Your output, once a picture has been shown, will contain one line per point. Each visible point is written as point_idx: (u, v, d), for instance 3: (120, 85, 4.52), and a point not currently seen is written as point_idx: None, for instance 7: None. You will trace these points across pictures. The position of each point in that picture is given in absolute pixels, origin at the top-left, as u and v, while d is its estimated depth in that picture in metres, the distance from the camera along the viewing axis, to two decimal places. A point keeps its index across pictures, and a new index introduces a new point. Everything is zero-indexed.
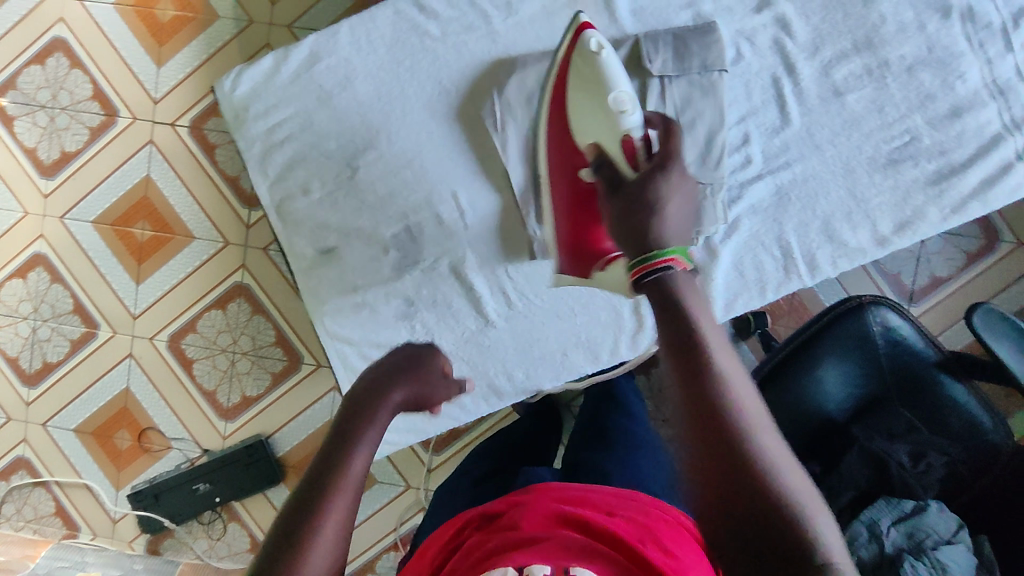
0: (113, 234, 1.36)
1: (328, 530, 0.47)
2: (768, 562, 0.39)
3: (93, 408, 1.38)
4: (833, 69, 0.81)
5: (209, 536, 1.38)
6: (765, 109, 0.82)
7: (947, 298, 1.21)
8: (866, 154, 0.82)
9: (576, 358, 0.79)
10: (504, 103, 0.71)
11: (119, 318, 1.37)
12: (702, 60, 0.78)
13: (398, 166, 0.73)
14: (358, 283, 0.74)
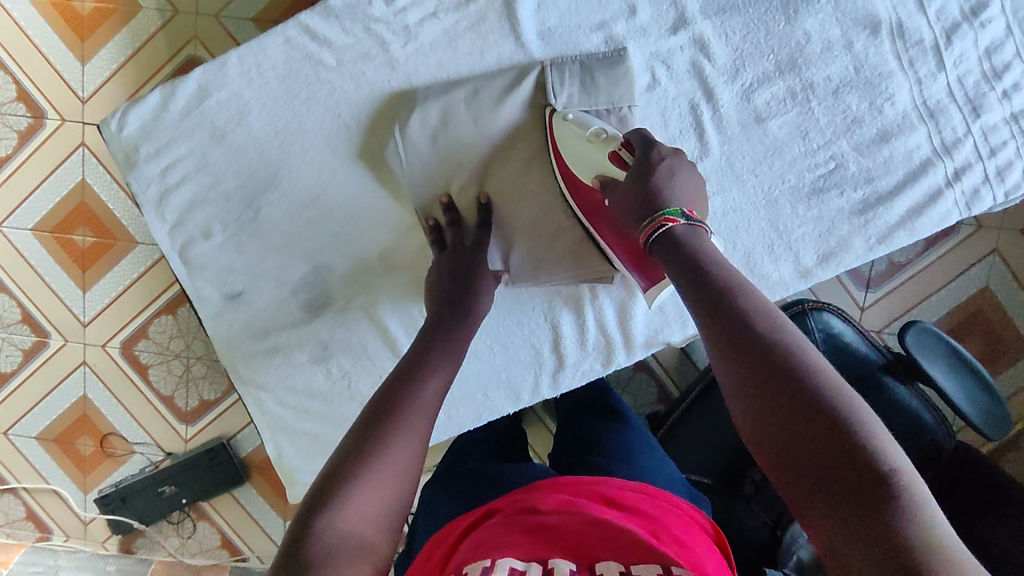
0: (54, 243, 1.27)
1: (382, 478, 0.48)
2: (826, 455, 0.43)
3: (52, 417, 1.37)
4: (754, 93, 0.77)
5: (179, 534, 1.41)
6: (683, 139, 0.77)
7: (902, 285, 1.18)
8: (788, 183, 0.79)
9: (497, 397, 0.80)
10: (405, 140, 0.70)
11: (69, 326, 1.32)
12: (609, 96, 0.72)
13: (302, 206, 0.72)
14: (268, 327, 0.74)
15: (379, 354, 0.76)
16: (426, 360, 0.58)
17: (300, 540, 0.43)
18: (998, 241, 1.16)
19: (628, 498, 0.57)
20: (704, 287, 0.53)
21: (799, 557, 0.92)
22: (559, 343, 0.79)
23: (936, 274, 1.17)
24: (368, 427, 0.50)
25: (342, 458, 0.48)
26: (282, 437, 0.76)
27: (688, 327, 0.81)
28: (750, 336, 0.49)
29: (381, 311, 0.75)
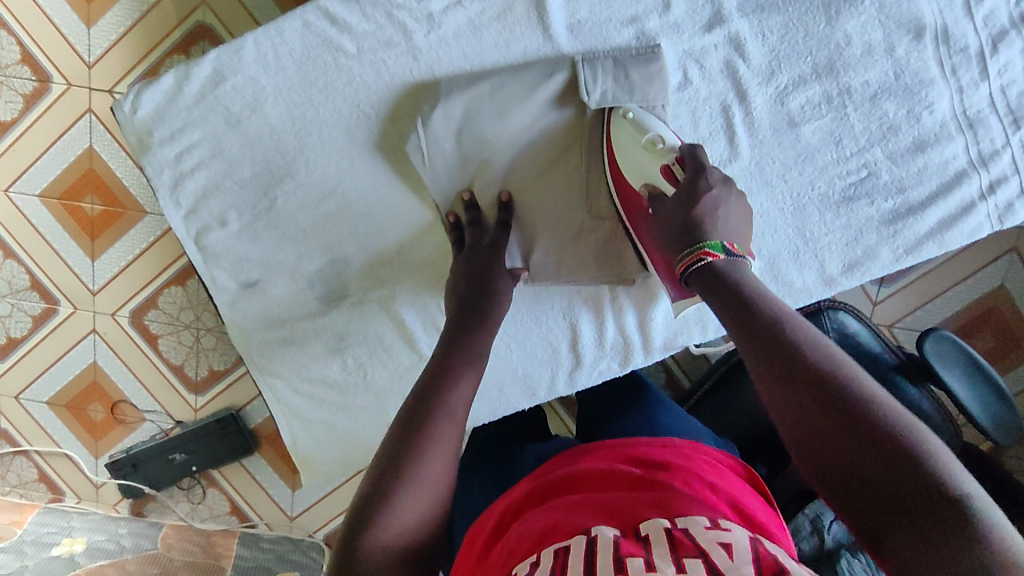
0: (62, 209, 1.24)
1: (421, 492, 0.48)
2: (889, 474, 0.43)
3: (63, 382, 1.38)
4: (788, 97, 0.75)
5: (190, 500, 1.44)
6: (712, 140, 0.76)
7: (918, 279, 1.17)
8: (818, 191, 0.78)
9: (512, 393, 0.84)
10: (428, 135, 0.69)
11: (78, 294, 1.31)
12: (641, 96, 0.70)
13: (319, 197, 0.72)
14: (284, 317, 0.77)
15: (395, 347, 0.79)
16: (451, 367, 0.58)
17: (353, 560, 0.45)
18: (1017, 239, 1.15)
19: (655, 455, 0.57)
20: (749, 315, 0.54)
21: (801, 549, 0.89)
22: (576, 342, 0.83)
23: (953, 270, 1.17)
24: (403, 443, 0.50)
25: (379, 474, 0.49)
26: (297, 423, 0.82)
27: (707, 328, 0.83)
28: (798, 358, 0.49)
29: (397, 304, 0.78)
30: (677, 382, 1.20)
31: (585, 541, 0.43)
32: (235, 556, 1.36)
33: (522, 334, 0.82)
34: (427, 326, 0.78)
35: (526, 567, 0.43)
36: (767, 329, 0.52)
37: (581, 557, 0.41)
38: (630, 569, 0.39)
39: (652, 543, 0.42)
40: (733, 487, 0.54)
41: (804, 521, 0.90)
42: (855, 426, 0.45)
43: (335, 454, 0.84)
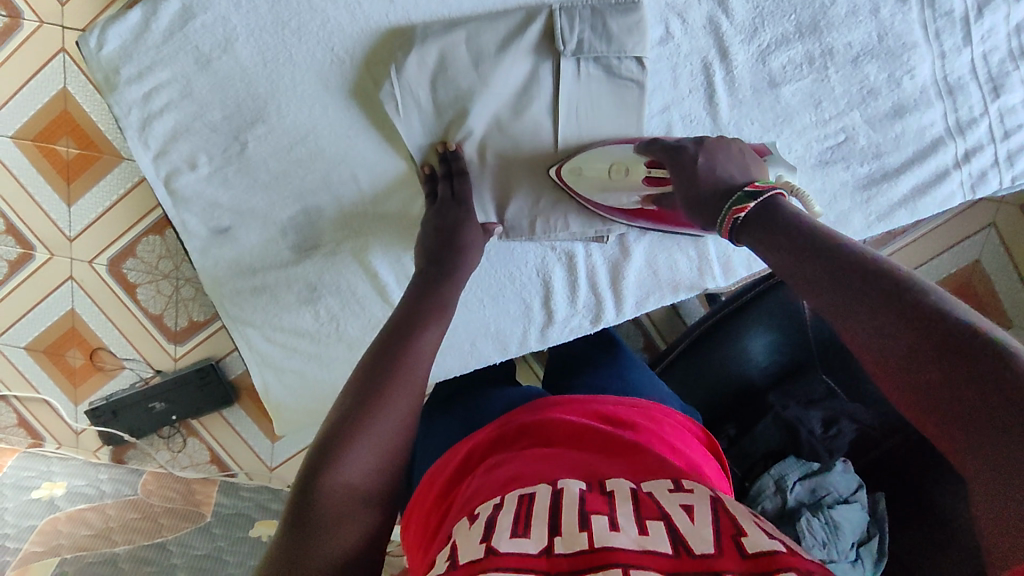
0: (36, 152, 1.21)
1: (379, 439, 0.49)
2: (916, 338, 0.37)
3: (41, 329, 1.37)
4: (771, 56, 0.74)
5: (169, 448, 1.45)
6: (691, 97, 0.75)
7: (895, 252, 1.18)
8: (795, 154, 0.78)
9: (484, 347, 0.85)
10: (402, 84, 0.68)
11: (54, 239, 1.29)
12: (618, 46, 0.69)
13: (291, 143, 0.70)
14: (256, 266, 0.76)
15: (368, 299, 0.80)
16: (419, 321, 0.58)
17: (306, 509, 0.45)
18: (995, 214, 1.18)
19: (620, 414, 0.59)
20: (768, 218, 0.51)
21: (763, 508, 0.91)
22: (549, 299, 0.84)
23: (933, 243, 1.19)
24: (366, 394, 0.50)
25: (339, 420, 0.49)
26: (270, 372, 0.82)
27: (679, 288, 0.85)
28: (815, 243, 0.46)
29: (371, 257, 0.78)
30: (655, 346, 1.22)
31: (549, 492, 0.44)
32: (215, 503, 1.38)
33: (496, 290, 0.83)
34: (400, 279, 0.79)
35: (489, 507, 0.44)
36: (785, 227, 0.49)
37: (548, 511, 0.42)
38: (594, 526, 0.40)
39: (617, 500, 0.44)
40: (695, 454, 0.57)
41: (767, 482, 0.92)
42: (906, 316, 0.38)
43: (308, 405, 0.86)
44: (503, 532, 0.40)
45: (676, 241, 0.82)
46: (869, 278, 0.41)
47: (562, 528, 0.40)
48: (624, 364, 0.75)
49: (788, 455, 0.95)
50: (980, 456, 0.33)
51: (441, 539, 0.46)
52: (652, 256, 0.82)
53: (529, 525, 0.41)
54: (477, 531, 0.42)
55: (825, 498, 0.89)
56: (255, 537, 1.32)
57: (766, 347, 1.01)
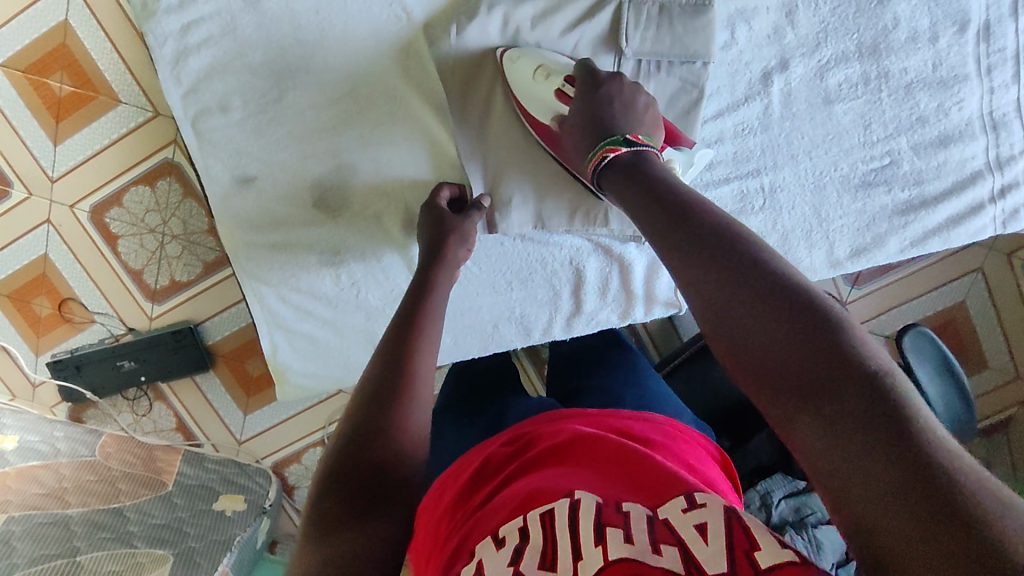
0: (26, 84, 1.19)
1: (388, 448, 0.57)
2: (828, 368, 0.43)
3: (9, 271, 1.30)
4: (829, 73, 0.86)
5: (134, 411, 1.38)
6: (748, 104, 0.86)
7: (888, 285, 1.27)
8: (840, 173, 0.92)
9: (507, 329, 0.98)
10: (462, 46, 0.76)
11: (36, 179, 1.25)
12: (684, 48, 0.80)
13: (337, 93, 0.76)
14: (279, 222, 0.82)
15: (394, 271, 0.87)
16: (404, 357, 0.65)
17: (326, 513, 0.54)
18: (984, 260, 1.27)
19: (637, 429, 0.63)
20: (682, 215, 0.55)
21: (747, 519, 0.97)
22: (578, 290, 0.96)
23: (920, 281, 1.27)
24: (371, 432, 0.57)
25: (352, 437, 0.57)
26: (280, 332, 0.87)
27: None
28: (735, 249, 0.50)
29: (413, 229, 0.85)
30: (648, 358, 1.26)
31: (568, 506, 0.49)
32: (178, 472, 1.32)
33: (525, 274, 0.93)
34: None
35: (515, 533, 0.48)
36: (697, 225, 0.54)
37: (569, 541, 0.46)
38: (608, 540, 0.45)
39: (633, 514, 0.48)
40: (706, 466, 0.62)
41: (755, 496, 0.99)
42: (822, 352, 0.43)
43: (317, 369, 0.92)
44: (530, 563, 0.46)
45: None
46: (793, 306, 0.46)
47: (582, 552, 0.45)
48: (638, 382, 0.81)
49: (776, 471, 1.02)
50: (865, 480, 0.39)
51: (460, 558, 0.50)
52: None
53: (555, 557, 0.46)
54: (505, 555, 0.46)
55: (809, 516, 0.96)
56: (219, 510, 1.27)
57: None
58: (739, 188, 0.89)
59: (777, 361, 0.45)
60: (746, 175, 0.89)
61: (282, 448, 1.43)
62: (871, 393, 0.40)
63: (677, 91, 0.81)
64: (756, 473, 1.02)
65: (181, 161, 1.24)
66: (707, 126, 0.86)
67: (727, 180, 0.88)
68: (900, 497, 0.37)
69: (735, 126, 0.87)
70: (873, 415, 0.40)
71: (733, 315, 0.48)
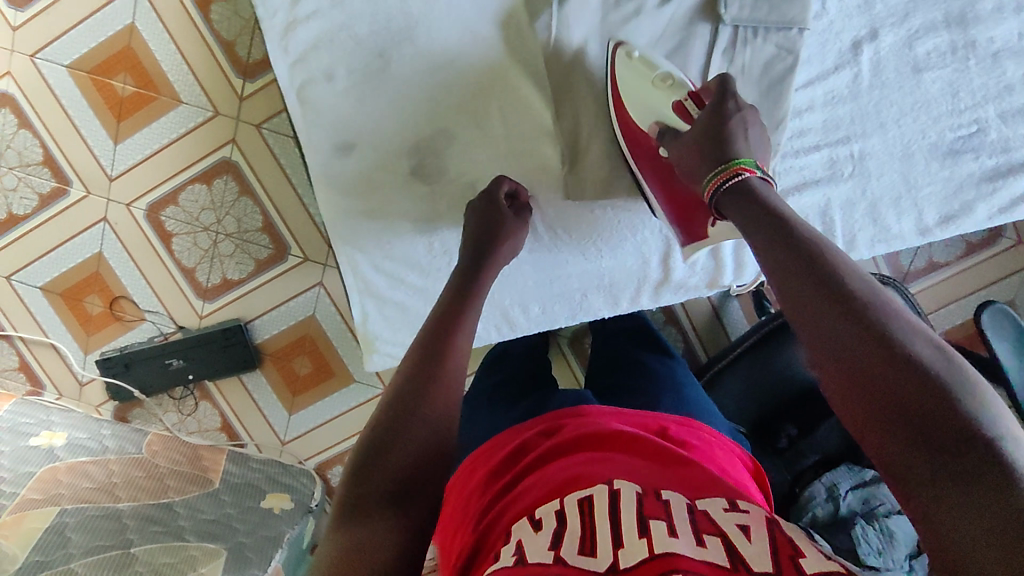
0: (91, 85, 1.23)
1: (416, 438, 0.58)
2: (927, 406, 0.47)
3: (62, 269, 1.32)
4: (917, 41, 0.93)
5: (180, 411, 1.39)
6: (839, 72, 0.93)
7: (940, 282, 1.26)
8: (928, 140, 0.96)
9: (595, 300, 1.01)
10: (561, 16, 0.85)
11: (94, 176, 1.27)
12: (780, 15, 0.87)
13: (437, 63, 0.87)
14: (373, 186, 0.91)
15: None
16: (433, 370, 0.64)
17: (355, 502, 0.54)
18: None
19: (673, 432, 0.64)
20: (795, 250, 0.60)
21: (813, 515, 0.93)
22: (668, 258, 0.99)
23: (971, 280, 1.26)
24: (399, 423, 0.58)
25: (384, 428, 0.58)
26: (372, 302, 0.95)
27: None
28: (842, 288, 0.55)
29: None
30: (696, 357, 1.26)
31: (606, 495, 0.49)
32: (224, 470, 1.30)
33: (615, 242, 0.98)
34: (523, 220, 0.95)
35: (552, 516, 0.48)
36: (808, 262, 0.58)
37: (609, 528, 0.46)
38: (651, 532, 0.45)
39: (672, 507, 0.49)
40: (739, 472, 0.63)
41: (820, 489, 0.95)
42: (924, 391, 0.47)
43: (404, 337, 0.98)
44: (570, 548, 0.45)
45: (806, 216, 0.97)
46: (894, 347, 0.50)
47: (623, 540, 0.45)
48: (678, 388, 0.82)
49: (841, 465, 0.98)
50: (961, 522, 0.42)
51: (501, 536, 0.50)
52: None
53: (595, 543, 0.45)
54: (546, 532, 0.47)
55: (878, 508, 0.92)
56: (266, 508, 1.25)
57: None
58: (830, 154, 0.95)
59: (878, 396, 0.49)
60: (837, 142, 0.95)
61: (324, 450, 1.42)
62: (972, 441, 0.44)
63: (772, 58, 0.89)
64: (822, 465, 1.00)
65: (239, 158, 1.26)
66: (799, 92, 0.92)
67: (818, 146, 0.94)
68: (996, 540, 0.41)
69: (826, 93, 0.93)
70: (972, 463, 0.43)
71: (839, 348, 0.53)
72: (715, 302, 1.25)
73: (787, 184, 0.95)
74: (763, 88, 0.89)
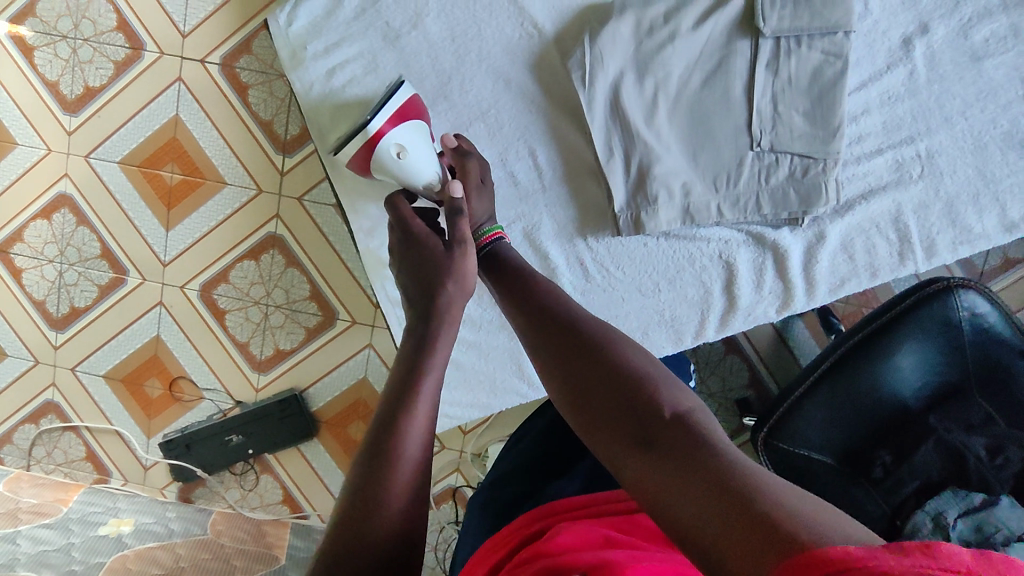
0: (142, 177, 1.29)
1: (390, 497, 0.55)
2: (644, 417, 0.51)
3: (122, 356, 1.35)
4: (973, 30, 0.90)
5: (241, 486, 1.38)
6: (891, 71, 0.91)
7: (1021, 281, 1.18)
8: (999, 129, 0.91)
9: (657, 336, 0.99)
10: (594, 54, 0.87)
11: (149, 264, 1.31)
12: (823, 20, 0.85)
13: (470, 113, 0.95)
14: None
15: None
16: (383, 451, 0.56)
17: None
18: None
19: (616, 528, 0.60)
20: (536, 311, 0.68)
21: None
22: (733, 282, 0.97)
23: None
24: (360, 491, 0.55)
25: (354, 491, 0.55)
26: None
27: (878, 273, 0.96)
28: (570, 332, 0.63)
29: (546, 235, 0.97)
30: (763, 384, 1.20)
31: None
32: (288, 546, 1.25)
33: (673, 274, 0.97)
34: (572, 260, 0.97)
35: None
36: (546, 317, 0.66)
37: None
38: None
39: None
40: None
41: (924, 519, 0.86)
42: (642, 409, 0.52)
43: (462, 398, 1.02)
44: None
45: (877, 227, 0.94)
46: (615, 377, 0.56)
47: None
48: None
49: (946, 488, 0.89)
50: (682, 500, 0.42)
51: None
52: (851, 239, 0.95)
53: None
54: None
55: (996, 535, 0.84)
56: None
57: (918, 364, 0.88)
58: (894, 158, 0.92)
59: (612, 421, 0.53)
60: (899, 143, 0.92)
61: None
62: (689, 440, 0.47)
63: (822, 65, 0.87)
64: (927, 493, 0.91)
65: (284, 231, 1.29)
66: (854, 96, 0.91)
67: (880, 150, 0.92)
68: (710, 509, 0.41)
69: (880, 93, 0.92)
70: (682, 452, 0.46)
71: (575, 386, 0.58)
72: (779, 325, 1.19)
73: (852, 194, 0.94)
74: (813, 96, 0.88)
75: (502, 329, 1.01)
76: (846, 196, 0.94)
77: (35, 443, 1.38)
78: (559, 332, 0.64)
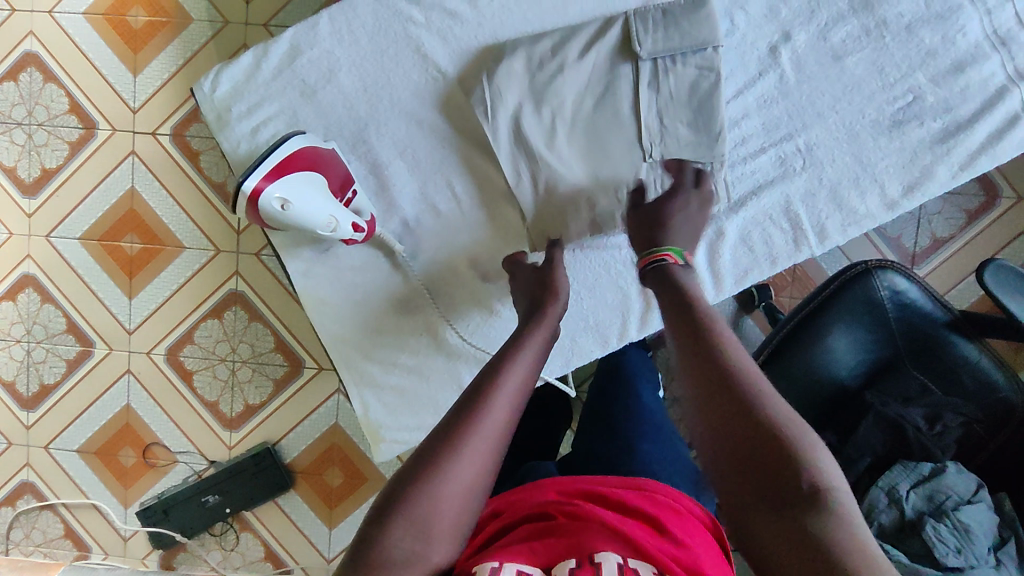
0: (101, 250, 1.32)
1: (445, 497, 0.55)
2: (766, 459, 0.53)
3: (93, 429, 1.36)
4: (830, 32, 0.97)
5: (222, 547, 1.37)
6: (762, 78, 0.98)
7: (948, 258, 1.23)
8: (868, 118, 0.98)
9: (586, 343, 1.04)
10: (492, 90, 0.94)
11: (114, 333, 1.34)
12: (691, 38, 0.93)
13: (392, 156, 1.01)
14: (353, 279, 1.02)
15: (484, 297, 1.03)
16: (433, 460, 0.57)
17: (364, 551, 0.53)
18: None
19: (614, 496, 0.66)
20: (685, 319, 0.65)
21: (880, 523, 0.88)
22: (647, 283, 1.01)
23: (978, 249, 1.22)
24: (419, 474, 0.56)
25: (406, 477, 0.56)
26: (369, 388, 1.04)
27: (776, 260, 1.01)
28: (710, 348, 0.61)
29: (480, 263, 1.03)
30: None
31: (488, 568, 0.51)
32: None
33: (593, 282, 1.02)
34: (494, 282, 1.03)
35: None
36: (695, 327, 0.64)
37: None
38: None
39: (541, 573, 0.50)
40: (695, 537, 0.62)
41: (879, 495, 0.89)
42: (766, 445, 0.53)
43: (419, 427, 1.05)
44: None
45: (769, 218, 1.00)
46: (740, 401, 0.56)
47: None
48: None
49: (897, 462, 0.92)
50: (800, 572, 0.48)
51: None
52: (747, 232, 1.00)
53: None
54: None
55: (946, 502, 0.86)
56: None
57: (853, 346, 0.92)
58: (775, 154, 0.99)
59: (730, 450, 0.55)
60: (779, 140, 0.99)
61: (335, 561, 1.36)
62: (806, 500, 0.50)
63: (695, 77, 0.94)
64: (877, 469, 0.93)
65: (243, 285, 1.32)
66: (731, 105, 0.98)
67: (761, 149, 0.99)
68: None
69: (756, 97, 0.99)
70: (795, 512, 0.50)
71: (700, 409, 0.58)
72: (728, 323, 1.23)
73: (741, 192, 1.00)
74: (694, 106, 0.94)
75: (453, 356, 1.04)
76: (737, 194, 1.00)
77: (13, 525, 1.37)
78: (695, 348, 0.62)
